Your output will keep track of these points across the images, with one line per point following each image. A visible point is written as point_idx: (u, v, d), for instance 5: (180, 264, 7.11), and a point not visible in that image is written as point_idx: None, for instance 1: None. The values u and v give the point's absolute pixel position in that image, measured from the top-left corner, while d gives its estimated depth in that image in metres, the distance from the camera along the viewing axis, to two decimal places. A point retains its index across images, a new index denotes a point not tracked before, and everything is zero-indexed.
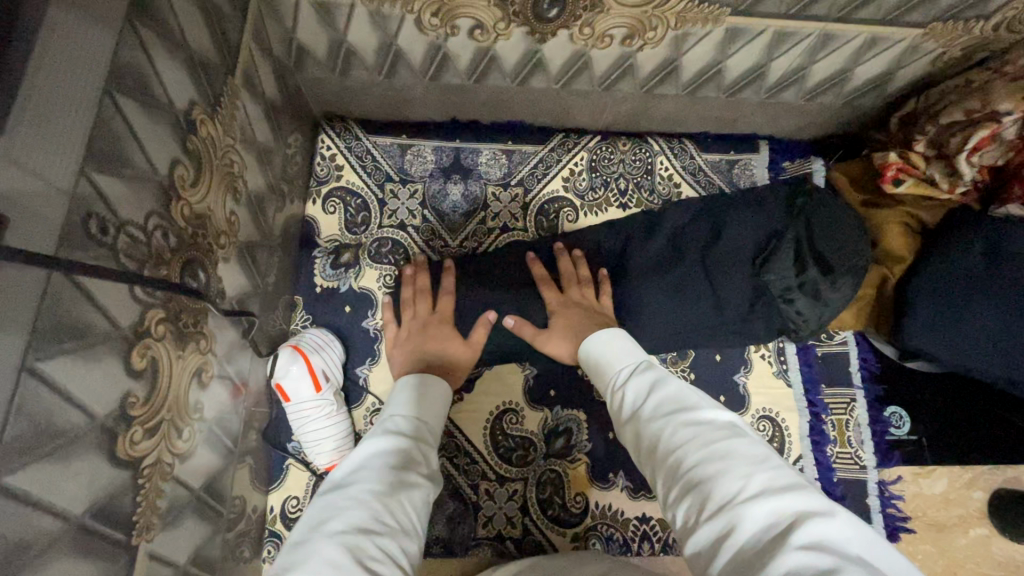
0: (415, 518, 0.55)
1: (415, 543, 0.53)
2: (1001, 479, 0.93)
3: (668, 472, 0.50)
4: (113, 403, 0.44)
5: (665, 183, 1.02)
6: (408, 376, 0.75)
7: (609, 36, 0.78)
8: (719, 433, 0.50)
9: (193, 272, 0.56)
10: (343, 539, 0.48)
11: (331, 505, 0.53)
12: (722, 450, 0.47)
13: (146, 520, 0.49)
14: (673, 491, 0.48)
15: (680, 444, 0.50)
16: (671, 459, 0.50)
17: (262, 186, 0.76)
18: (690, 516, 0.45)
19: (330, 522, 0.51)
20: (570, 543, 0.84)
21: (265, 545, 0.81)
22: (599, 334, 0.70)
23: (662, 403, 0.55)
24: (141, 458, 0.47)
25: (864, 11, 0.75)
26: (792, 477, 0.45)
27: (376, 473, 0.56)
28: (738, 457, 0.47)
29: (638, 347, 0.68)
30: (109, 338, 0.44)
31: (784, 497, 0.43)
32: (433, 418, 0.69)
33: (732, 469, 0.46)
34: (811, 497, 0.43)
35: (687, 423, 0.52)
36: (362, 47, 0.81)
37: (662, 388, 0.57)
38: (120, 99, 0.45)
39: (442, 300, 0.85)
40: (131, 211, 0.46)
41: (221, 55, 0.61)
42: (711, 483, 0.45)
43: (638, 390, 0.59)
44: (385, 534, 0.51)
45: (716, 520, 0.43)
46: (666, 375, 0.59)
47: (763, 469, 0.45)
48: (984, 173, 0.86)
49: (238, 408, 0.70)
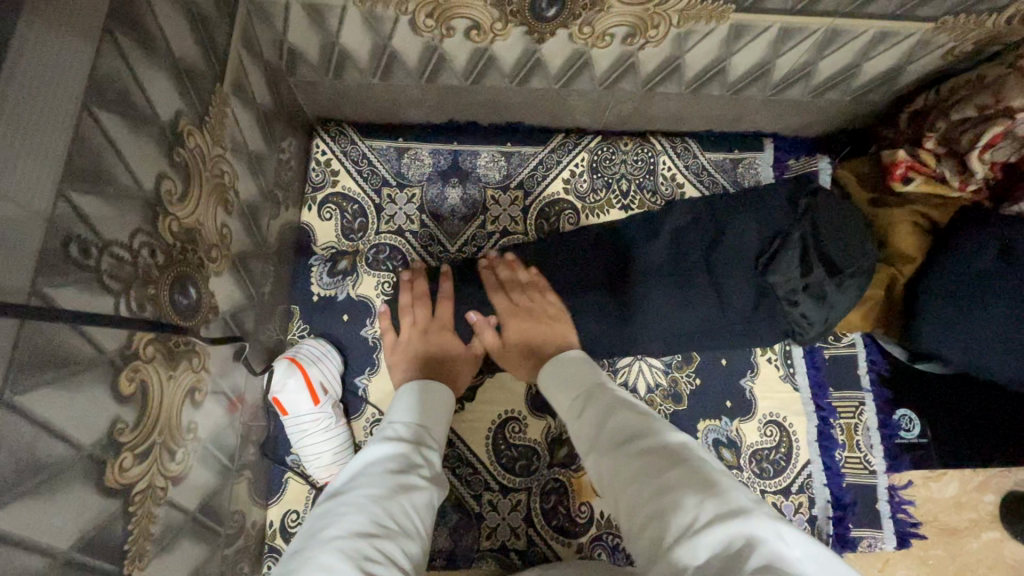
0: (416, 521, 0.54)
1: (418, 548, 0.52)
2: (1011, 481, 0.92)
3: (629, 503, 0.51)
4: (100, 431, 0.42)
5: (668, 183, 1.00)
6: (408, 383, 0.73)
7: (610, 34, 0.76)
8: (677, 459, 0.52)
9: (183, 288, 0.54)
10: (339, 545, 0.47)
11: (328, 513, 0.52)
12: (676, 479, 0.49)
13: (139, 548, 0.47)
14: (636, 520, 0.49)
15: (641, 474, 0.52)
16: (630, 492, 0.51)
17: (255, 195, 0.74)
18: (652, 546, 0.47)
19: (326, 529, 0.49)
20: (576, 553, 0.82)
21: (265, 560, 0.79)
22: (562, 359, 0.73)
23: (621, 434, 0.57)
24: (132, 484, 0.46)
25: (874, 5, 0.73)
26: (747, 501, 0.46)
27: (374, 478, 0.55)
28: (695, 483, 0.48)
29: (600, 374, 0.69)
30: (94, 363, 0.42)
31: (731, 520, 0.44)
32: (434, 421, 0.68)
33: (685, 497, 0.47)
34: (763, 521, 0.44)
35: (646, 450, 0.54)
36: (356, 50, 0.78)
37: (623, 415, 0.59)
38: (100, 114, 0.43)
39: (440, 306, 0.84)
40: (115, 231, 0.44)
41: (209, 62, 0.59)
42: (669, 513, 0.47)
43: (600, 419, 0.61)
44: (384, 536, 0.49)
45: (675, 551, 0.44)
46: (623, 406, 0.61)
47: (718, 493, 0.47)
48: (996, 170, 0.84)
49: (234, 423, 0.69)
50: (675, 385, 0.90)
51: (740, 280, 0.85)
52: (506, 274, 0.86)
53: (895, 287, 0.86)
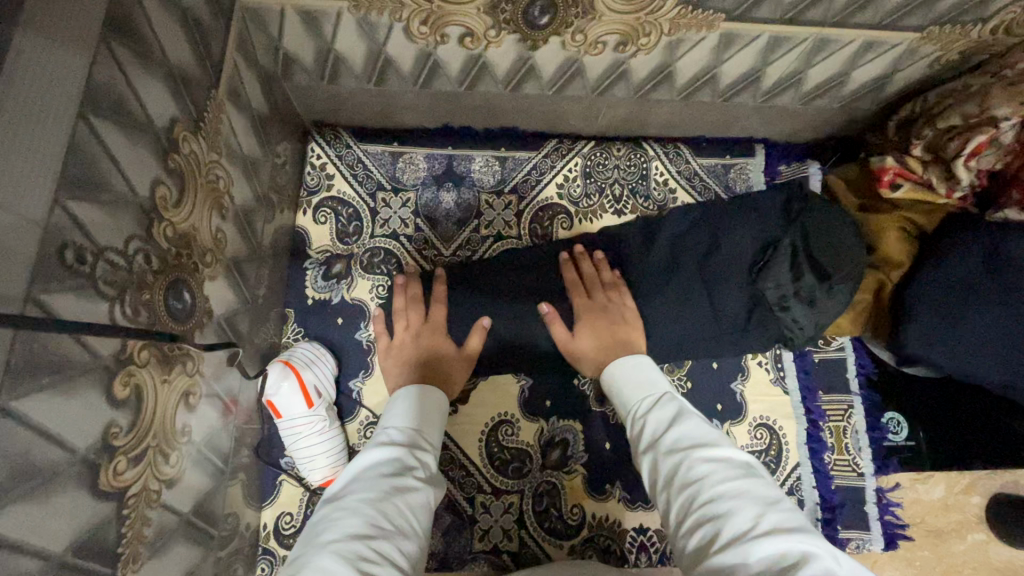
0: (413, 522, 0.54)
1: (415, 548, 0.53)
2: (998, 483, 0.93)
3: (683, 502, 0.54)
4: (95, 435, 0.43)
5: (660, 188, 1.01)
6: (405, 387, 0.73)
7: (602, 42, 0.77)
8: (736, 471, 0.55)
9: (178, 293, 0.55)
10: (334, 548, 0.48)
11: (326, 516, 0.53)
12: (736, 490, 0.52)
13: (133, 551, 0.48)
14: (688, 519, 0.53)
15: (699, 481, 0.54)
16: (687, 492, 0.54)
17: (250, 200, 0.75)
18: (702, 545, 0.50)
19: (324, 533, 0.50)
20: (568, 555, 0.83)
21: (259, 563, 0.80)
22: (624, 358, 0.73)
23: (682, 438, 0.60)
24: (125, 487, 0.46)
25: (861, 15, 0.74)
26: (800, 521, 0.50)
27: (371, 482, 0.56)
28: (753, 498, 0.51)
29: (660, 376, 0.71)
30: (88, 368, 0.42)
31: (791, 536, 0.47)
32: (431, 424, 0.68)
33: (744, 508, 0.50)
34: (817, 542, 0.47)
35: (706, 459, 0.56)
36: (351, 55, 0.79)
37: (684, 423, 0.61)
38: (95, 122, 0.43)
39: (434, 307, 0.84)
40: (110, 237, 0.45)
41: (204, 69, 0.60)
42: (726, 518, 0.50)
43: (661, 420, 0.63)
44: (380, 538, 0.50)
45: (728, 553, 0.47)
46: (685, 411, 0.63)
47: (776, 510, 0.50)
48: (982, 178, 0.86)
49: (228, 426, 0.70)
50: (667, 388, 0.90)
51: (731, 285, 0.86)
52: (586, 271, 0.87)
53: (883, 292, 0.88)
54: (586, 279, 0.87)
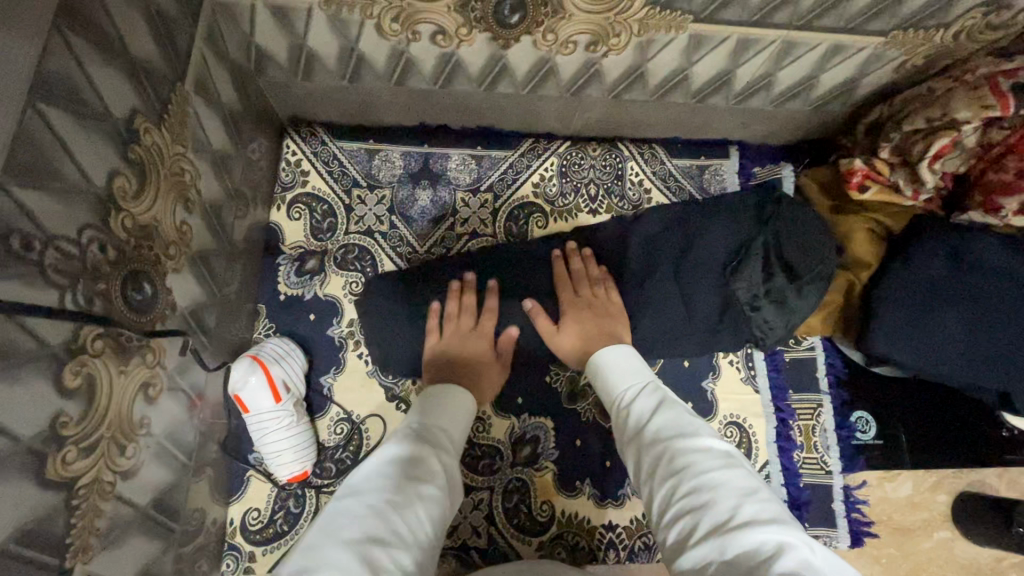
0: (429, 531, 0.53)
1: (426, 555, 0.51)
2: (965, 481, 0.94)
3: (666, 493, 0.55)
4: (43, 423, 0.43)
5: (635, 189, 1.02)
6: (427, 390, 0.72)
7: (573, 42, 0.77)
8: (717, 461, 0.55)
9: (138, 284, 0.55)
10: (355, 548, 0.46)
11: (344, 510, 0.51)
12: (716, 481, 0.52)
13: (83, 542, 0.47)
14: (671, 511, 0.53)
15: (683, 472, 0.55)
16: (671, 483, 0.55)
17: (219, 195, 0.75)
18: (683, 537, 0.51)
19: (343, 529, 0.49)
20: (536, 551, 0.83)
21: (224, 559, 0.79)
22: (609, 347, 0.74)
23: (664, 428, 0.61)
24: (75, 477, 0.46)
25: (826, 18, 0.75)
26: (778, 512, 0.50)
27: (390, 482, 0.54)
28: (731, 489, 0.52)
29: (645, 365, 0.72)
30: (36, 357, 0.42)
31: (769, 528, 0.47)
32: (451, 427, 0.67)
33: (724, 500, 0.51)
34: (794, 533, 0.47)
35: (688, 449, 0.57)
36: (323, 52, 0.79)
37: (667, 414, 0.62)
38: (46, 111, 0.43)
39: (460, 293, 0.83)
40: (61, 226, 0.45)
41: (169, 62, 0.60)
42: (706, 511, 0.50)
43: (645, 410, 0.64)
44: (399, 545, 0.49)
45: (707, 545, 0.48)
46: (668, 401, 0.64)
47: (753, 501, 0.50)
48: (947, 179, 0.88)
49: (193, 420, 0.69)
50: None
51: (702, 285, 0.87)
52: (573, 268, 0.87)
53: (853, 293, 0.89)
54: (567, 275, 0.87)
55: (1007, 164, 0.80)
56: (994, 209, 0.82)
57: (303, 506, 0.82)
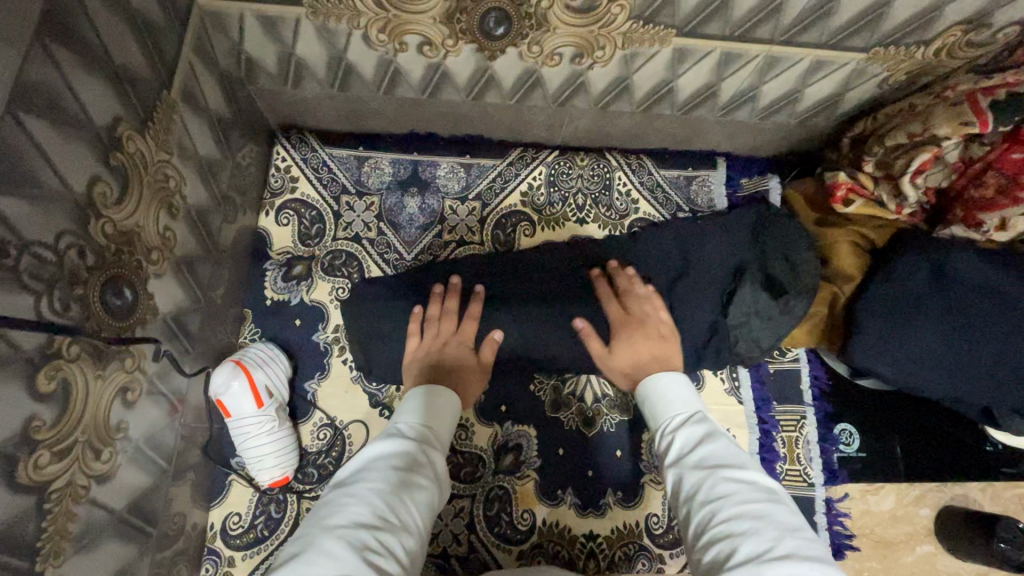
0: (418, 520, 0.53)
1: (416, 542, 0.52)
2: (947, 495, 0.94)
3: (704, 516, 0.54)
4: (15, 427, 0.43)
5: (623, 199, 1.03)
6: (414, 388, 0.73)
7: (558, 54, 0.78)
8: (760, 495, 0.53)
9: (117, 289, 0.55)
10: (342, 533, 0.47)
11: (334, 500, 0.52)
12: (759, 512, 0.51)
13: (54, 545, 0.48)
14: (707, 535, 0.52)
15: (724, 496, 0.54)
16: (710, 509, 0.54)
17: (206, 201, 0.75)
18: (718, 560, 0.49)
19: (331, 516, 0.49)
20: (516, 560, 0.83)
21: (203, 564, 0.79)
22: (661, 373, 0.73)
23: (711, 457, 0.59)
24: (47, 481, 0.47)
25: (808, 34, 0.76)
26: (819, 551, 0.48)
27: (380, 472, 0.55)
28: (772, 522, 0.50)
29: (699, 398, 0.70)
30: (10, 361, 0.43)
31: (814, 566, 0.45)
32: (440, 423, 0.67)
33: (765, 530, 0.49)
34: (835, 573, 0.45)
35: (732, 479, 0.55)
36: (312, 62, 0.80)
37: (714, 444, 0.61)
38: (26, 119, 0.44)
39: (443, 295, 0.85)
40: (39, 232, 0.45)
41: (155, 70, 0.61)
42: (745, 538, 0.49)
43: (689, 438, 0.64)
44: (387, 530, 0.49)
45: (742, 570, 0.46)
46: (717, 432, 0.63)
47: (794, 536, 0.48)
48: (930, 195, 0.89)
49: (174, 424, 0.70)
50: (625, 396, 0.90)
51: (687, 297, 0.88)
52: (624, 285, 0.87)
53: (836, 305, 0.90)
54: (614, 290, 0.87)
55: (986, 180, 0.80)
56: (976, 224, 0.84)
57: (284, 511, 0.82)
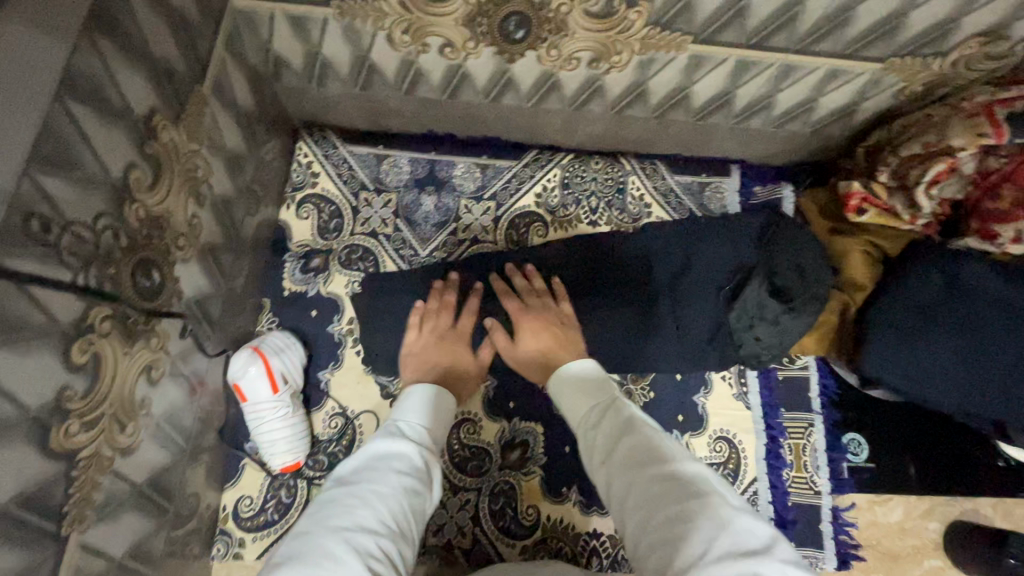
0: (415, 524, 0.55)
1: (411, 546, 0.53)
2: (957, 510, 0.93)
3: (635, 521, 0.51)
4: (49, 395, 0.46)
5: (636, 203, 1.04)
6: (415, 384, 0.73)
7: (576, 58, 0.80)
8: (686, 488, 0.51)
9: (147, 271, 0.58)
10: (347, 539, 0.48)
11: (336, 501, 0.53)
12: (688, 509, 0.49)
13: (79, 512, 0.50)
14: (642, 541, 0.50)
15: (656, 498, 0.51)
16: (641, 512, 0.52)
17: (231, 192, 0.78)
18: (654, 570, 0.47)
19: (334, 518, 0.50)
20: (519, 554, 0.84)
21: (215, 543, 0.81)
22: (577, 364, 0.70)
23: (635, 452, 0.56)
24: (77, 449, 0.49)
25: (823, 44, 0.77)
26: (751, 540, 0.47)
27: (383, 475, 0.56)
28: (702, 517, 0.48)
29: (610, 384, 0.67)
30: (47, 332, 0.45)
31: (742, 563, 0.44)
32: (440, 422, 0.68)
33: (695, 530, 0.47)
34: (767, 566, 0.44)
35: (656, 475, 0.53)
36: (337, 61, 0.83)
37: (633, 435, 0.58)
38: (72, 105, 0.47)
39: (443, 290, 0.85)
40: (78, 212, 0.48)
41: (189, 64, 0.64)
42: (677, 543, 0.47)
43: (610, 434, 0.60)
44: (388, 537, 0.51)
45: None
46: (636, 420, 0.60)
47: (726, 530, 0.47)
48: (945, 206, 0.89)
49: (193, 405, 0.72)
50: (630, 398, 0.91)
51: (689, 301, 0.90)
52: (518, 282, 0.87)
53: (848, 313, 0.90)
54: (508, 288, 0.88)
55: (1003, 193, 0.80)
56: (991, 236, 0.83)
57: (294, 496, 0.84)
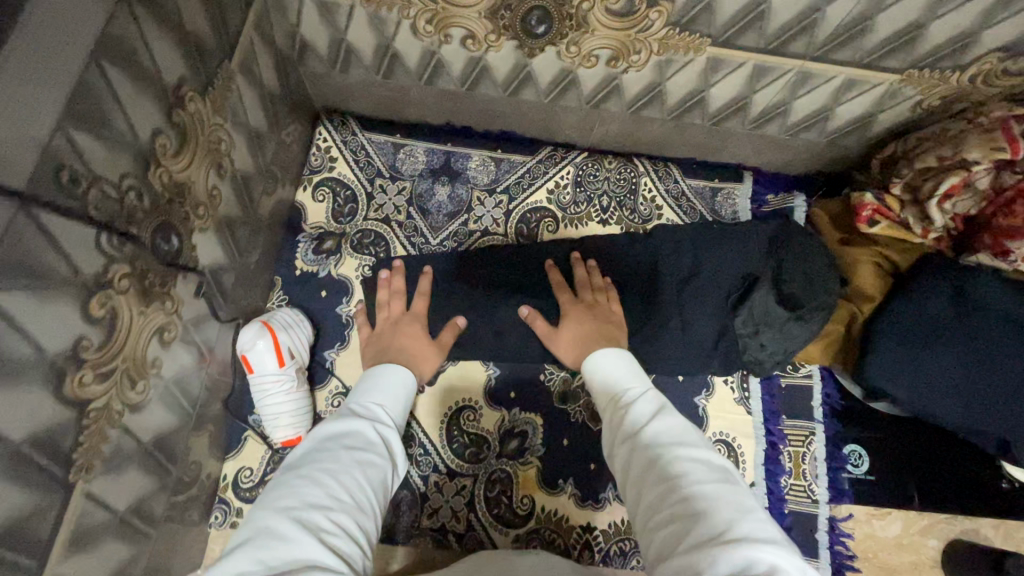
0: (373, 498, 0.54)
1: (371, 522, 0.53)
2: (957, 529, 0.92)
3: (654, 497, 0.51)
4: (66, 343, 0.47)
5: (647, 204, 1.05)
6: (370, 367, 0.74)
7: (595, 56, 0.81)
8: (714, 475, 0.52)
9: (166, 235, 0.60)
10: (295, 516, 0.48)
11: (286, 483, 0.52)
12: (712, 492, 0.49)
13: (88, 461, 0.52)
14: (657, 516, 0.50)
15: (679, 476, 0.51)
16: (661, 488, 0.51)
17: (251, 169, 0.80)
18: (668, 543, 0.47)
19: (283, 498, 0.50)
20: (512, 543, 0.85)
21: (214, 511, 0.83)
22: (604, 351, 0.72)
23: (660, 433, 0.56)
24: (88, 399, 0.50)
25: (842, 52, 0.78)
26: (773, 534, 0.47)
27: (332, 454, 0.55)
28: (727, 503, 0.49)
29: (642, 372, 0.68)
30: (68, 281, 0.47)
31: (764, 549, 0.44)
32: (397, 398, 0.69)
33: (720, 513, 0.47)
34: (786, 556, 0.44)
35: (684, 456, 0.53)
36: (361, 48, 0.85)
37: (664, 419, 0.58)
38: (107, 67, 0.49)
39: (391, 279, 0.89)
40: (105, 170, 0.50)
41: (219, 41, 0.66)
42: (699, 519, 0.47)
43: (640, 412, 0.60)
44: (340, 510, 0.50)
45: (692, 555, 0.44)
46: (668, 406, 0.60)
47: (749, 519, 0.47)
48: (957, 221, 0.88)
49: (201, 373, 0.74)
50: None
51: (690, 302, 0.91)
52: (579, 276, 0.90)
53: (855, 323, 0.90)
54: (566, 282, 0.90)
55: (1016, 210, 0.79)
56: (1003, 253, 0.83)
57: None
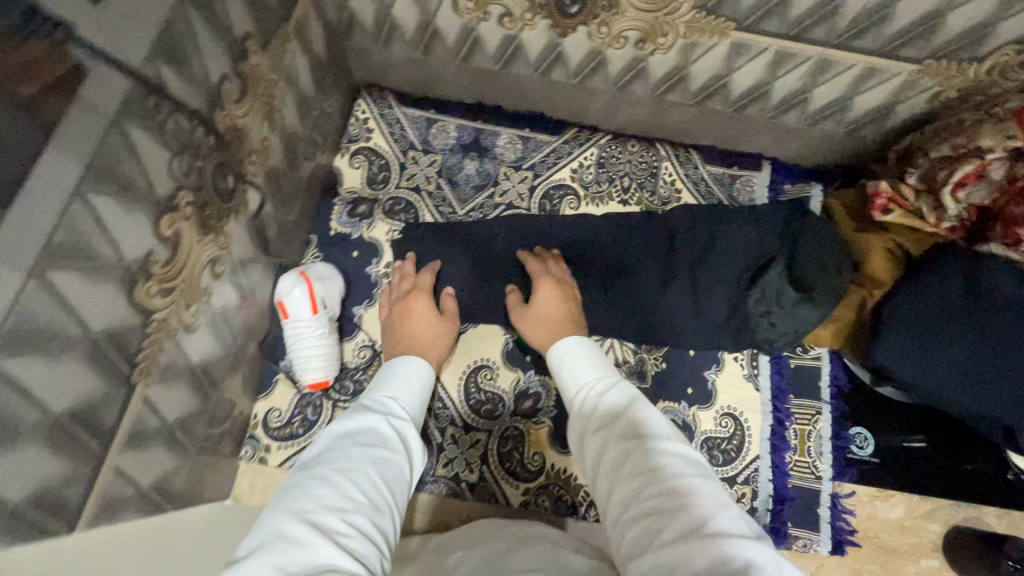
0: (388, 497, 0.56)
1: (387, 522, 0.54)
2: (960, 515, 0.93)
3: (627, 491, 0.53)
4: (139, 253, 0.53)
5: (667, 187, 1.09)
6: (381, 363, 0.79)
7: (624, 36, 0.86)
8: (688, 469, 0.53)
9: (224, 173, 0.65)
10: (308, 515, 0.48)
11: (300, 484, 0.53)
12: (689, 487, 0.51)
13: (147, 365, 0.57)
14: (631, 509, 0.51)
15: (653, 471, 0.53)
16: (637, 481, 0.53)
17: (297, 128, 0.86)
18: (644, 539, 0.48)
19: (296, 498, 0.51)
20: (521, 496, 0.88)
21: (244, 446, 0.88)
22: (565, 340, 0.74)
23: (636, 427, 0.58)
24: (153, 308, 0.56)
25: (863, 40, 0.81)
26: (753, 529, 0.48)
27: (342, 455, 0.57)
28: (705, 497, 0.50)
29: (608, 368, 0.70)
30: (144, 196, 0.53)
31: (739, 542, 0.45)
32: (408, 393, 0.72)
33: (694, 507, 0.49)
34: (763, 550, 0.45)
35: (658, 451, 0.55)
36: (404, 22, 0.91)
37: (636, 413, 0.60)
38: (190, 11, 0.54)
39: (403, 266, 0.95)
40: (181, 103, 0.55)
41: (279, 3, 0.72)
42: (676, 515, 0.48)
43: (611, 407, 0.62)
44: (355, 509, 0.51)
45: (669, 551, 0.45)
46: (640, 399, 0.62)
47: (727, 514, 0.48)
48: (971, 212, 0.90)
49: (242, 312, 0.79)
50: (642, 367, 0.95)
51: (703, 279, 0.95)
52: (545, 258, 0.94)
53: (865, 307, 0.92)
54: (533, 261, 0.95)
55: None
56: (1015, 242, 0.84)
57: (319, 415, 0.90)
